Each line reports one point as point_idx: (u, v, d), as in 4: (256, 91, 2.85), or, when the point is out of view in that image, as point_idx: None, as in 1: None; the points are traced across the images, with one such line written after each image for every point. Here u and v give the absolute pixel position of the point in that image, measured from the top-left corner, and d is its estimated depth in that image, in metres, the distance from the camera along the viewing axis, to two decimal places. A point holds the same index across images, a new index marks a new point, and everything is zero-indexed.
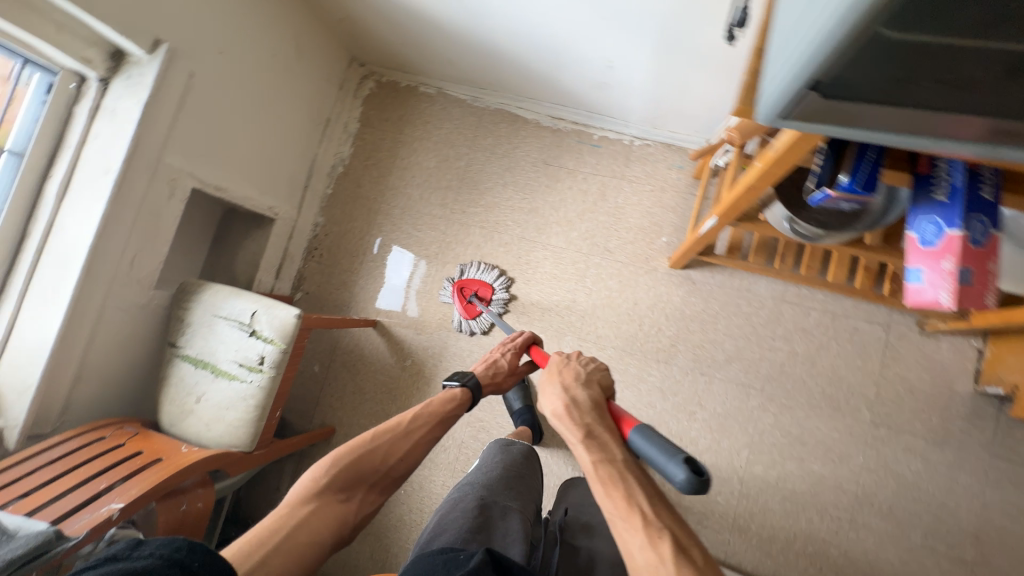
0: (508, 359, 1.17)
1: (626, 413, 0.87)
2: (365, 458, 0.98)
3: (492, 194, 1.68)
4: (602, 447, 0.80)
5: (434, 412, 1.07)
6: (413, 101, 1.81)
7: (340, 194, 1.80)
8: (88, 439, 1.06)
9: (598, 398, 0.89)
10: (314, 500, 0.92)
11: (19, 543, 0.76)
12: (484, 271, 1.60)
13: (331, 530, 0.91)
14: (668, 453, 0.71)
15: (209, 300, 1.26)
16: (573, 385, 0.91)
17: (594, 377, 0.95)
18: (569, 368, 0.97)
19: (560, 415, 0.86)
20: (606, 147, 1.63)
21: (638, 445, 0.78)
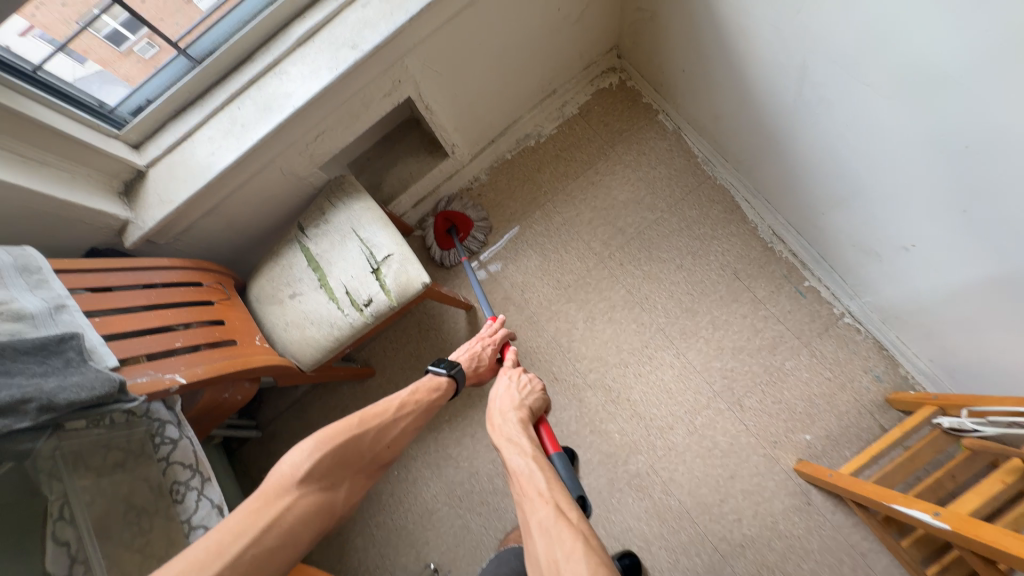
0: (487, 349, 1.16)
1: (549, 437, 0.93)
2: (348, 447, 0.85)
3: (659, 267, 1.47)
4: (517, 448, 0.85)
5: (420, 402, 0.99)
6: (644, 123, 1.59)
7: (516, 166, 1.65)
8: (188, 278, 1.02)
9: (525, 418, 0.92)
10: (287, 491, 0.76)
11: (85, 380, 0.68)
12: (472, 208, 1.59)
13: (309, 525, 0.76)
14: (573, 483, 0.82)
15: (356, 212, 1.17)
16: (508, 403, 0.96)
17: (527, 403, 0.97)
18: (510, 390, 0.99)
19: (499, 426, 0.91)
20: (811, 302, 1.37)
21: (555, 465, 0.84)
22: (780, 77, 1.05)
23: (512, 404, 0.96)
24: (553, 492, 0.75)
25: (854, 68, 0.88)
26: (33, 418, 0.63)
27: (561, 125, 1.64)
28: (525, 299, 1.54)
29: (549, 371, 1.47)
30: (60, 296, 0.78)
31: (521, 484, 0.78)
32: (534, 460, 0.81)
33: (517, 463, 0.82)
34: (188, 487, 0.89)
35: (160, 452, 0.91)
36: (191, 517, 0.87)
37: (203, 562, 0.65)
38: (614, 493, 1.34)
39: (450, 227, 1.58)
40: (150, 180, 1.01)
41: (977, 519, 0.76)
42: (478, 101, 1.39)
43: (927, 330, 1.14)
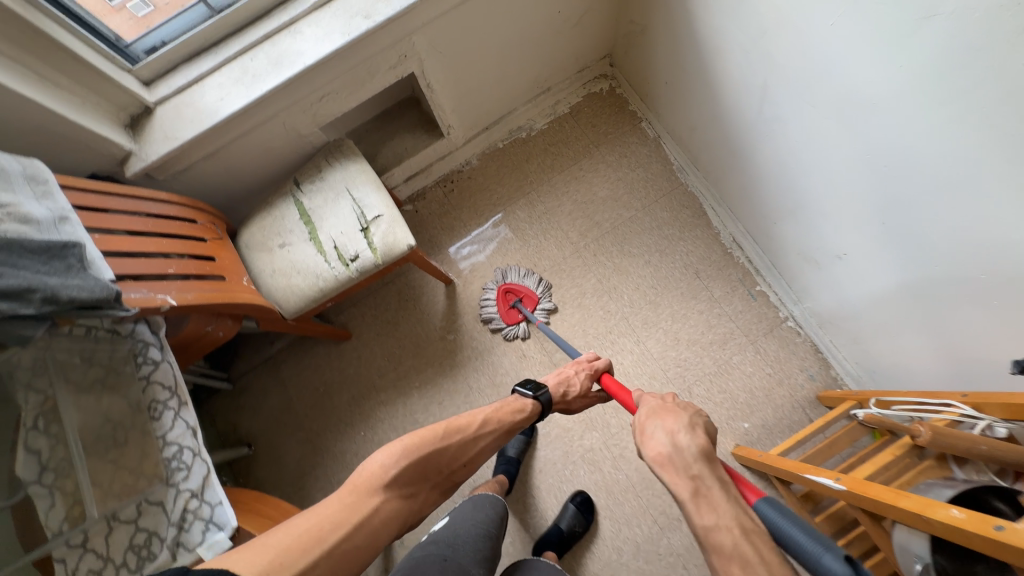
0: (581, 378, 1.15)
1: (746, 480, 0.78)
2: (433, 459, 0.90)
3: (629, 261, 1.59)
4: (713, 505, 0.71)
5: (504, 420, 1.03)
6: (628, 128, 1.72)
7: (507, 155, 1.74)
8: (183, 214, 1.07)
9: (704, 447, 0.79)
10: (377, 493, 0.81)
11: (85, 283, 0.73)
12: (526, 276, 1.58)
13: (388, 529, 0.80)
14: (821, 542, 0.63)
15: (351, 173, 1.24)
16: (674, 424, 0.83)
17: (698, 424, 0.85)
18: (670, 411, 0.88)
19: (671, 459, 0.79)
20: (760, 305, 1.51)
21: (773, 518, 0.69)
22: (746, 95, 1.18)
23: (680, 425, 0.83)
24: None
25: (804, 91, 1.01)
26: (38, 307, 0.68)
27: (552, 121, 1.75)
28: (503, 279, 1.63)
29: (519, 347, 1.56)
30: (63, 210, 0.82)
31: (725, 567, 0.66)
32: (745, 535, 0.68)
33: (715, 525, 0.69)
34: (166, 406, 0.94)
35: (142, 371, 0.95)
36: (167, 433, 0.92)
37: (296, 547, 0.70)
38: (568, 465, 1.44)
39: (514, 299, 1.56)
40: (156, 118, 1.06)
41: (871, 482, 0.88)
42: (476, 88, 1.48)
43: (854, 333, 1.28)
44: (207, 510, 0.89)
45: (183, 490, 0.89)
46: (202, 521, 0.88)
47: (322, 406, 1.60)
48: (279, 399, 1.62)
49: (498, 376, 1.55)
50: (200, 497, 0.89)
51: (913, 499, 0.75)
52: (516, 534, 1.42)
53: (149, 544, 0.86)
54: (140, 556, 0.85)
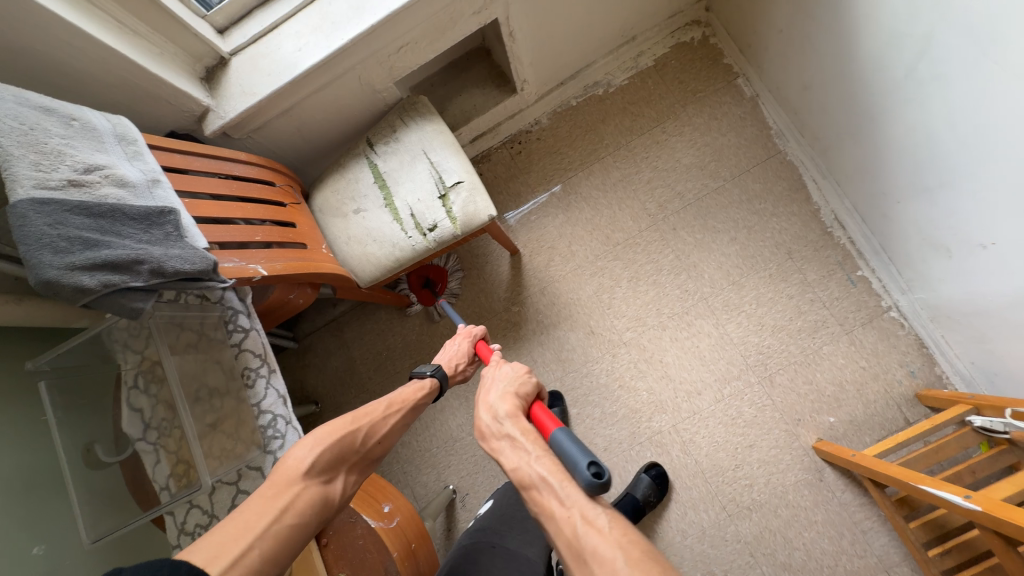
0: (462, 359, 1.08)
1: (546, 414, 0.81)
2: (347, 443, 0.81)
3: (713, 237, 1.46)
4: (521, 450, 0.74)
5: (408, 400, 0.94)
6: (720, 85, 1.52)
7: (580, 114, 1.59)
8: (262, 176, 1.02)
9: (514, 407, 0.81)
10: (297, 481, 0.73)
11: (189, 254, 0.70)
12: (444, 260, 1.61)
13: (316, 514, 0.73)
14: (581, 451, 0.69)
15: (428, 133, 1.15)
16: (494, 395, 0.85)
17: (519, 387, 0.86)
18: (496, 379, 0.90)
19: (491, 429, 0.79)
20: (860, 291, 1.37)
21: (557, 447, 0.72)
22: (895, 47, 0.99)
23: (501, 391, 0.85)
24: (571, 498, 0.66)
25: (990, 44, 0.82)
26: (146, 279, 0.65)
27: (633, 76, 1.57)
28: (572, 251, 1.54)
29: (587, 324, 1.49)
30: (154, 171, 0.76)
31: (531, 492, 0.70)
32: (539, 462, 0.71)
33: (520, 464, 0.72)
34: (258, 374, 0.94)
35: (232, 337, 0.96)
36: (261, 401, 0.93)
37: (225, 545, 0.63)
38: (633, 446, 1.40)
39: (426, 280, 1.59)
40: (232, 70, 0.99)
41: (1009, 505, 0.81)
42: (558, 36, 1.33)
43: (979, 332, 1.14)
44: None
45: (280, 458, 0.90)
46: None
47: (384, 370, 1.61)
48: (343, 362, 1.64)
49: (564, 351, 1.49)
50: None
51: None
52: None
53: None
54: None
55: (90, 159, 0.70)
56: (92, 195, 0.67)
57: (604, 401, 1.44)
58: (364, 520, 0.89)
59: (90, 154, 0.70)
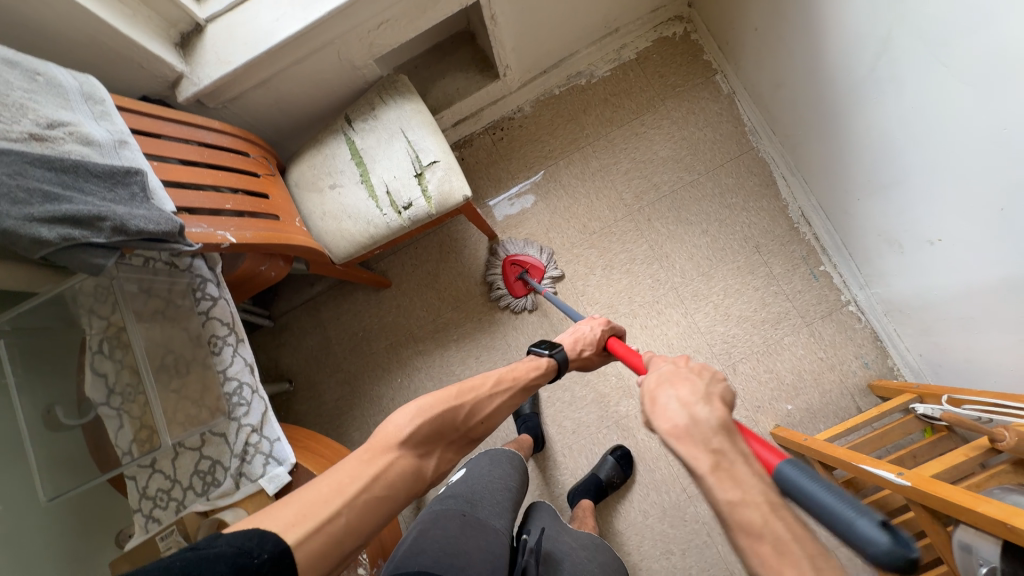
0: (591, 343, 1.04)
1: (763, 444, 0.64)
2: (449, 418, 0.81)
3: (686, 228, 1.50)
4: (732, 480, 0.57)
5: (519, 377, 0.94)
6: (699, 81, 1.56)
7: (562, 103, 1.61)
8: (236, 146, 1.02)
9: (724, 416, 0.62)
10: (392, 450, 0.73)
11: (154, 214, 0.70)
12: (542, 253, 1.53)
13: (407, 487, 0.73)
14: (853, 506, 0.52)
15: (406, 112, 1.16)
16: (689, 392, 0.65)
17: (714, 389, 0.66)
18: (681, 370, 0.70)
19: (692, 430, 0.61)
20: (822, 285, 1.42)
21: (794, 484, 0.57)
22: (857, 48, 1.04)
23: (695, 394, 0.65)
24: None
25: (941, 47, 0.87)
26: (108, 236, 0.65)
27: (615, 68, 1.60)
28: (550, 238, 1.56)
29: (561, 309, 1.52)
30: (122, 132, 0.77)
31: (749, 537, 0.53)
32: (772, 512, 0.54)
33: (738, 501, 0.55)
34: (225, 342, 0.95)
35: (200, 305, 0.96)
36: (227, 369, 0.93)
37: (314, 505, 0.63)
38: (601, 429, 1.44)
39: (519, 273, 1.51)
40: (207, 37, 0.98)
41: (936, 481, 0.87)
42: (541, 24, 1.34)
43: (927, 325, 1.20)
44: (267, 445, 0.90)
45: (244, 425, 0.90)
46: (262, 455, 0.89)
47: (359, 350, 1.61)
48: (318, 341, 1.65)
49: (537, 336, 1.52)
50: (260, 433, 0.90)
51: (996, 506, 0.74)
52: (544, 489, 1.44)
53: (213, 471, 0.89)
54: (204, 481, 0.89)
55: (54, 115, 0.69)
56: (55, 151, 0.67)
57: (574, 385, 1.48)
58: None
59: (53, 110, 0.70)
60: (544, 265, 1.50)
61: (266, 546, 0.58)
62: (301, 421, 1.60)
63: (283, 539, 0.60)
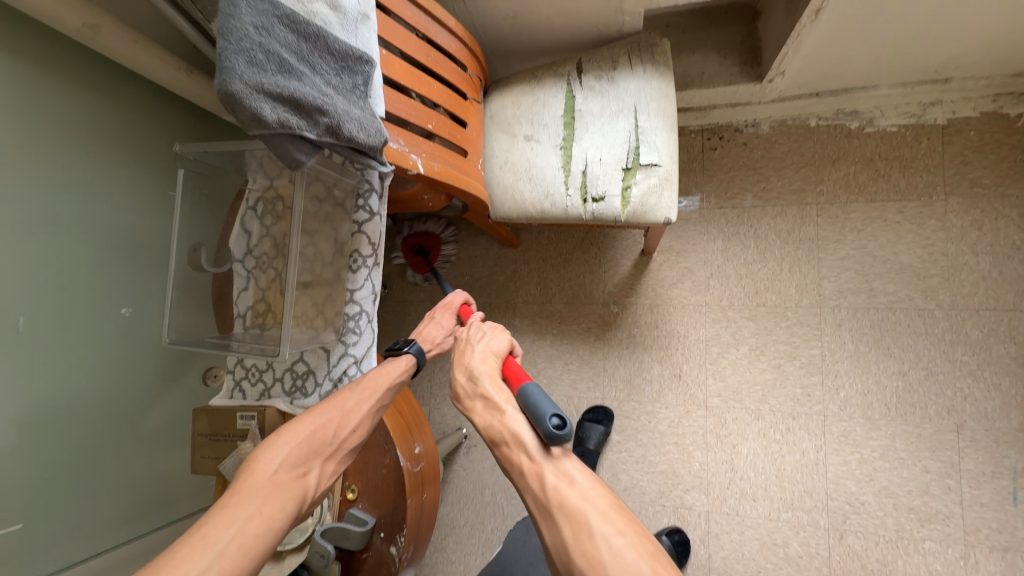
0: (444, 333, 0.93)
1: (516, 365, 0.74)
2: (320, 432, 0.69)
3: (879, 357, 1.19)
4: (492, 408, 0.67)
5: (386, 377, 0.78)
6: (1013, 193, 1.14)
7: (812, 140, 1.28)
8: (459, 54, 0.87)
9: (492, 365, 0.73)
10: (263, 484, 0.62)
11: (367, 122, 0.60)
12: (433, 224, 1.43)
13: (289, 519, 0.62)
14: (539, 402, 0.62)
15: (651, 90, 0.93)
16: (470, 352, 0.76)
17: (490, 344, 0.77)
18: (469, 341, 0.79)
19: (465, 387, 0.72)
20: (1017, 513, 1.09)
21: (523, 399, 0.64)
22: None
23: (479, 352, 0.75)
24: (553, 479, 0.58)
25: None
26: (320, 134, 0.56)
27: (906, 127, 1.21)
28: (708, 285, 1.32)
29: (678, 365, 1.32)
30: (369, 1, 0.63)
31: (490, 432, 0.66)
32: (508, 420, 0.64)
33: (490, 422, 0.66)
34: (363, 263, 0.86)
35: (356, 214, 0.87)
36: (355, 291, 0.86)
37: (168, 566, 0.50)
38: (655, 503, 1.29)
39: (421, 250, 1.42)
40: None
41: None
42: (859, 41, 1.00)
43: None
44: None
45: (348, 353, 0.85)
46: None
47: (458, 293, 1.55)
48: None
49: (639, 377, 1.35)
50: (359, 367, 0.85)
51: None
52: None
53: (305, 379, 0.86)
54: (293, 382, 0.86)
55: None
56: (302, 7, 0.56)
57: (650, 447, 1.32)
58: (395, 454, 0.82)
59: None
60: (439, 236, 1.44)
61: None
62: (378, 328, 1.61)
63: None
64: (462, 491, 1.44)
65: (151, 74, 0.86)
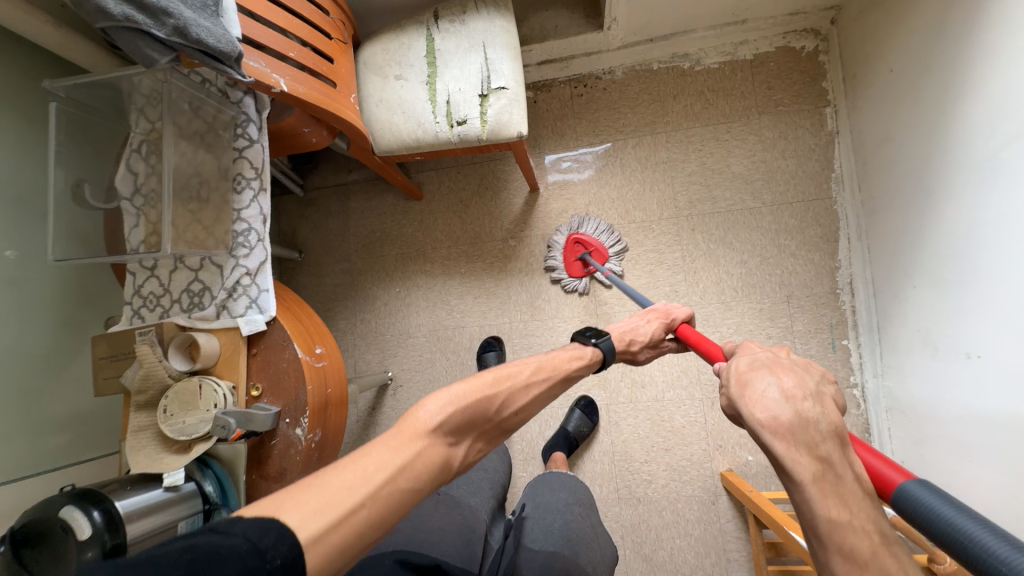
0: (650, 330, 0.96)
1: (871, 450, 0.53)
2: (484, 401, 0.68)
3: (725, 251, 1.43)
4: (834, 493, 0.49)
5: (558, 368, 0.81)
6: (804, 108, 1.43)
7: (656, 80, 1.51)
8: (320, 0, 0.99)
9: (840, 424, 0.53)
10: (422, 437, 0.61)
11: (216, 30, 0.70)
12: (601, 230, 1.46)
13: (432, 479, 0.60)
14: (992, 532, 0.42)
15: (494, 27, 1.10)
16: (793, 382, 0.55)
17: (824, 394, 0.55)
18: (787, 364, 0.59)
19: (791, 430, 0.51)
20: (835, 359, 1.36)
21: (912, 502, 0.47)
22: (989, 124, 0.91)
23: (802, 386, 0.55)
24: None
25: None
26: (167, 33, 0.66)
27: (724, 63, 1.48)
28: (588, 212, 1.52)
29: (570, 283, 1.50)
30: None
31: (825, 502, 0.48)
32: (870, 530, 0.47)
33: (835, 519, 0.48)
34: (248, 186, 0.96)
35: (237, 143, 0.97)
36: (243, 210, 0.95)
37: (329, 501, 0.51)
38: (563, 406, 1.46)
39: (585, 253, 1.45)
40: None
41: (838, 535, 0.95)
42: None
43: (923, 434, 1.14)
44: (254, 292, 0.93)
45: (241, 266, 0.94)
46: (247, 298, 0.93)
47: (372, 249, 1.65)
48: (337, 225, 1.68)
49: (539, 299, 1.52)
50: (252, 278, 0.93)
51: None
52: None
53: (201, 295, 0.93)
54: (190, 300, 0.94)
55: None
56: None
57: None
58: (293, 348, 0.91)
59: None
60: (606, 246, 1.44)
61: (283, 548, 0.46)
62: (298, 292, 1.68)
63: (295, 534, 0.47)
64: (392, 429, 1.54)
65: (16, 25, 0.92)
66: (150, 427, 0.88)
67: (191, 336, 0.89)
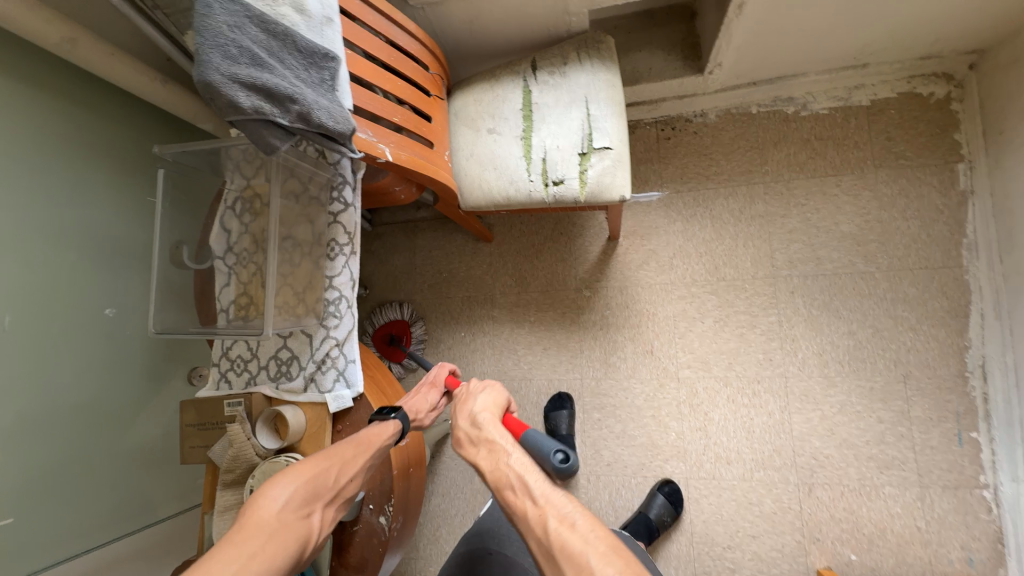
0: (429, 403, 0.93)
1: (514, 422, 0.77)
2: (323, 475, 0.71)
3: (829, 319, 1.29)
4: (498, 452, 0.70)
5: (383, 436, 0.80)
6: (932, 163, 1.27)
7: (755, 125, 1.39)
8: (421, 55, 0.94)
9: (496, 411, 0.78)
10: (271, 520, 0.64)
11: (336, 110, 0.67)
12: (396, 311, 1.56)
13: (288, 561, 0.63)
14: (546, 441, 0.68)
15: (598, 81, 1.02)
16: (476, 399, 0.80)
17: (486, 399, 0.81)
18: (476, 389, 0.83)
19: (468, 433, 0.76)
20: (962, 453, 1.19)
21: (527, 442, 0.70)
22: None
23: (482, 400, 0.80)
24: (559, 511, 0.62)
25: None
26: (291, 120, 0.62)
27: (836, 109, 1.33)
28: (671, 265, 1.41)
29: (649, 341, 1.40)
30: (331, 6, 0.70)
31: (494, 456, 0.70)
32: (526, 466, 0.67)
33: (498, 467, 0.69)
34: (340, 251, 0.92)
35: (331, 206, 0.92)
36: (335, 277, 0.91)
37: None
38: (638, 475, 1.35)
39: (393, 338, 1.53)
40: None
41: None
42: (782, 33, 1.12)
43: None
44: (342, 363, 0.89)
45: (330, 336, 0.89)
46: (336, 370, 0.89)
47: (437, 289, 1.60)
48: (404, 263, 1.65)
49: (614, 356, 1.42)
50: (341, 349, 0.89)
51: None
52: None
53: (290, 364, 0.90)
54: (278, 369, 0.91)
55: None
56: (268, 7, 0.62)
57: (629, 422, 1.38)
58: None
59: None
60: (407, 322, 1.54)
61: None
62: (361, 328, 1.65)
63: None
64: (452, 481, 1.48)
65: (127, 84, 0.92)
66: (235, 506, 0.85)
67: (279, 410, 0.86)
